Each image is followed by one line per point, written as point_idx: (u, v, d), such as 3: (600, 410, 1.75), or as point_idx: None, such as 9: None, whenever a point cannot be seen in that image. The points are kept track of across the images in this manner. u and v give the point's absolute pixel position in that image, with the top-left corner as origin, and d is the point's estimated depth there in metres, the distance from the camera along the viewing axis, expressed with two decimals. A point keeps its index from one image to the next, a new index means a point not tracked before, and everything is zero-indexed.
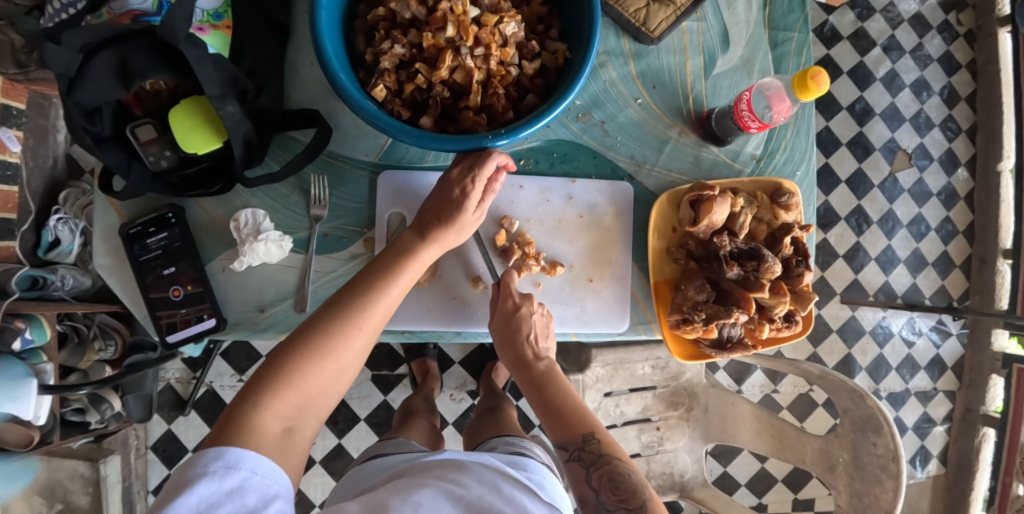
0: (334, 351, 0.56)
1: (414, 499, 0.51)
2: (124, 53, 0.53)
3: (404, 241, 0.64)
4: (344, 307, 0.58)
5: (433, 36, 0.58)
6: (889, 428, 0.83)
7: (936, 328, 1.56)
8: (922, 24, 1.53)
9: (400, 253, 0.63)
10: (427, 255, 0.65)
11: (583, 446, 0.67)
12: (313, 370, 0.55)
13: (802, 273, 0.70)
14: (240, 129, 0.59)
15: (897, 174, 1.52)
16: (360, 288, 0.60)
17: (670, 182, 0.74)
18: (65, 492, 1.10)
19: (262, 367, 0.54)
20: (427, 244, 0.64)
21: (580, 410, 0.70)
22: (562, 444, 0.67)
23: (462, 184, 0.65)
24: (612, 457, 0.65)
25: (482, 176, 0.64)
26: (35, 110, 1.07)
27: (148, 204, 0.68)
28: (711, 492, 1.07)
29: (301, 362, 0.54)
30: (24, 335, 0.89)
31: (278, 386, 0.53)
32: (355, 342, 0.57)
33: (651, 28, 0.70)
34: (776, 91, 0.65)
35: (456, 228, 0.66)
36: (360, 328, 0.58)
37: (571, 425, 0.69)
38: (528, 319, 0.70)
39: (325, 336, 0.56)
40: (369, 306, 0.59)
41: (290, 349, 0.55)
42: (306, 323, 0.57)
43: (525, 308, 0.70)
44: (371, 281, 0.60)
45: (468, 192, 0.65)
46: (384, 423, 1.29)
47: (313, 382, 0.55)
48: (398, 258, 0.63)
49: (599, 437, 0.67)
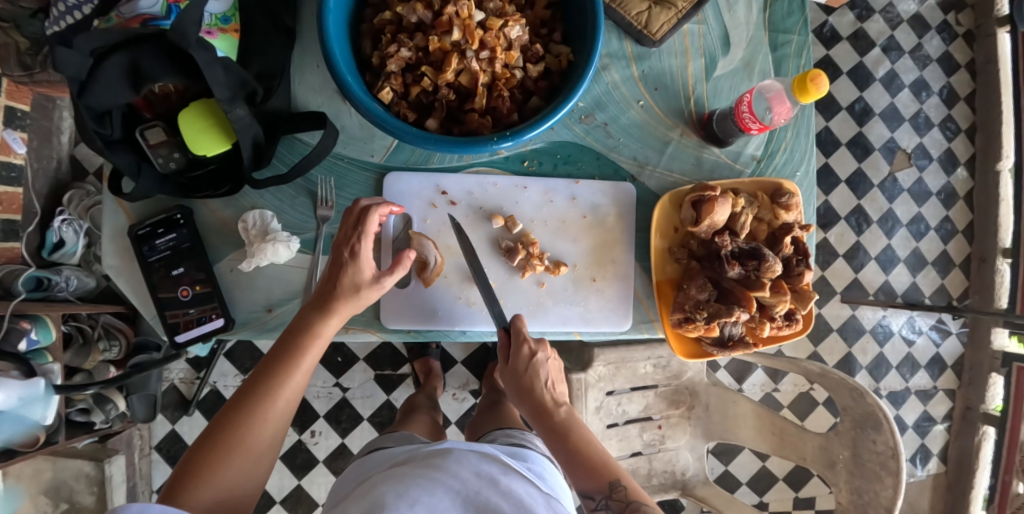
0: (242, 442, 0.57)
1: (411, 496, 0.52)
2: (135, 57, 0.54)
3: (303, 315, 0.63)
4: (245, 400, 0.58)
5: (439, 39, 0.59)
6: (889, 425, 0.84)
7: (935, 327, 1.57)
8: (921, 24, 1.54)
9: (299, 331, 0.62)
10: (330, 328, 0.64)
11: (610, 495, 0.66)
12: (221, 470, 0.56)
13: (802, 272, 0.71)
14: (249, 131, 0.60)
15: (897, 173, 1.53)
16: (261, 379, 0.60)
17: (672, 182, 0.75)
18: (70, 491, 1.11)
19: (177, 473, 0.56)
20: (324, 317, 0.63)
21: (603, 455, 0.68)
22: (589, 493, 0.66)
23: (349, 244, 0.65)
24: (641, 504, 0.65)
25: (368, 232, 0.64)
26: (39, 111, 1.08)
27: (157, 205, 0.69)
28: (712, 490, 1.08)
29: (209, 464, 0.56)
30: (31, 335, 0.90)
31: (188, 491, 0.54)
32: (262, 433, 0.58)
33: (653, 30, 0.71)
34: (776, 93, 0.66)
35: (356, 295, 0.64)
36: (265, 419, 0.59)
37: (597, 472, 0.67)
38: (544, 365, 0.72)
39: (226, 436, 0.57)
40: (268, 397, 0.59)
41: (197, 452, 0.56)
42: (212, 424, 0.59)
43: (540, 353, 0.72)
44: (272, 366, 0.60)
45: (360, 260, 0.64)
46: (387, 422, 1.30)
47: (227, 479, 0.56)
48: (294, 338, 0.62)
49: (626, 483, 0.66)
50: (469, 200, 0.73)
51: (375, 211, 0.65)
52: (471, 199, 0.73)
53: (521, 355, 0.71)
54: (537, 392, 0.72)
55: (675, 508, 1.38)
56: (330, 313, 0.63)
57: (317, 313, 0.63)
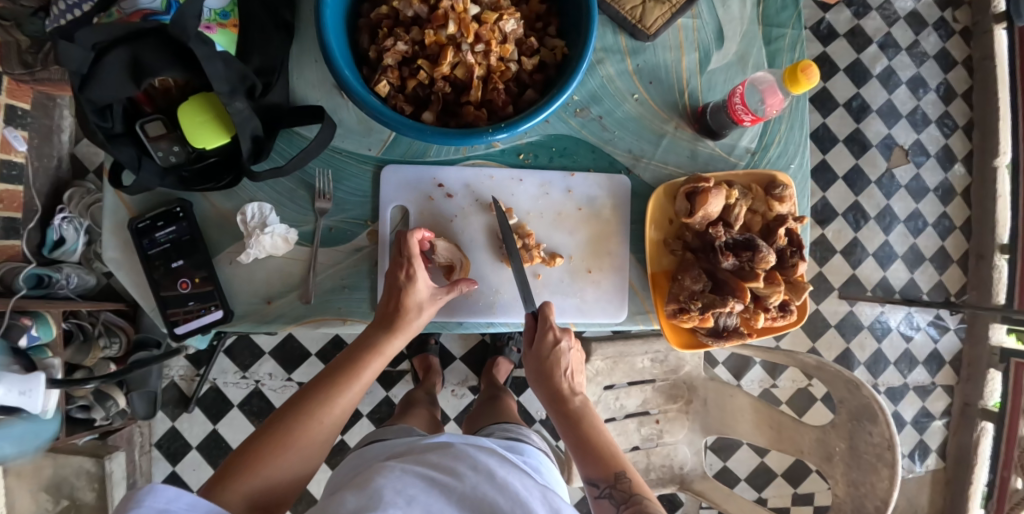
0: (297, 438, 0.60)
1: (407, 492, 0.52)
2: (136, 51, 0.55)
3: (369, 333, 0.68)
4: (308, 402, 0.62)
5: (435, 33, 0.60)
6: (884, 417, 0.85)
7: (934, 323, 1.57)
8: (918, 21, 1.55)
9: (364, 346, 0.67)
10: (391, 347, 0.68)
11: (614, 484, 0.67)
12: (274, 462, 0.58)
13: (796, 264, 0.72)
14: (248, 125, 0.61)
15: (894, 170, 1.54)
16: (325, 386, 0.64)
17: (667, 175, 0.76)
18: (71, 488, 1.11)
19: (230, 459, 0.58)
20: (388, 337, 0.67)
21: (611, 448, 0.70)
22: (594, 480, 0.68)
23: (404, 269, 0.67)
24: (643, 497, 0.65)
25: (415, 257, 0.67)
26: (40, 110, 1.08)
27: (157, 198, 0.70)
28: (710, 484, 1.08)
29: (266, 453, 0.58)
30: (31, 332, 0.90)
31: (242, 476, 0.56)
32: (315, 436, 0.61)
33: (647, 25, 0.72)
34: (769, 85, 0.66)
35: (418, 316, 0.68)
36: (323, 422, 0.62)
37: (604, 461, 0.69)
38: (565, 353, 0.74)
39: (281, 431, 0.59)
40: (329, 402, 0.63)
41: (257, 441, 0.59)
42: (268, 420, 0.61)
43: (564, 341, 0.73)
44: (337, 375, 0.65)
45: (416, 281, 0.67)
46: (387, 419, 1.31)
47: (276, 472, 0.58)
48: (359, 353, 0.67)
49: (630, 476, 0.67)
50: (466, 192, 0.74)
51: (413, 237, 0.68)
52: (468, 192, 0.74)
53: (545, 342, 0.72)
54: (557, 379, 0.75)
55: (673, 503, 1.39)
56: (395, 332, 0.67)
57: (382, 331, 0.67)
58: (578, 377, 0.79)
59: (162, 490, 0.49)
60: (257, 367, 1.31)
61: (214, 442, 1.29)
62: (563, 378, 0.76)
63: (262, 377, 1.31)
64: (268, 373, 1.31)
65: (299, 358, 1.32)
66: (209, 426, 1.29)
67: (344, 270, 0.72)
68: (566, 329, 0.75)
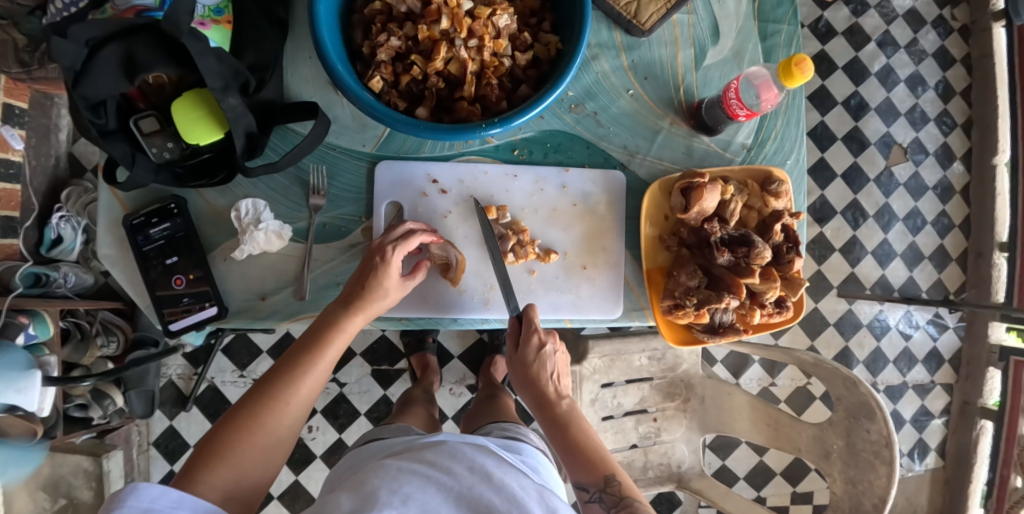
0: (263, 423, 0.58)
1: (403, 491, 0.52)
2: (130, 47, 0.56)
3: (330, 311, 0.65)
4: (271, 385, 0.60)
5: (428, 28, 0.60)
6: (881, 414, 0.85)
7: (933, 321, 1.57)
8: (916, 19, 1.55)
9: (325, 325, 0.64)
10: (354, 326, 0.66)
11: (605, 488, 0.65)
12: (241, 448, 0.56)
13: (792, 260, 0.72)
14: (242, 121, 0.60)
15: (892, 168, 1.54)
16: (288, 367, 0.61)
17: (662, 171, 0.75)
18: (69, 487, 1.11)
19: (195, 450, 0.56)
20: (352, 316, 0.65)
21: (600, 451, 0.69)
22: (583, 484, 0.66)
23: (381, 251, 0.67)
24: (633, 500, 0.64)
25: (403, 244, 0.68)
26: (38, 109, 1.08)
27: (152, 195, 0.70)
28: (708, 482, 1.08)
29: (231, 440, 0.56)
30: (28, 330, 0.90)
31: (209, 464, 0.54)
32: (282, 418, 0.59)
33: (642, 20, 0.72)
34: (764, 80, 0.66)
35: (381, 296, 0.67)
36: (289, 403, 0.59)
37: (593, 465, 0.67)
38: (549, 357, 0.75)
39: (248, 417, 0.57)
40: (295, 383, 0.60)
41: (222, 429, 0.56)
42: (233, 408, 0.59)
43: (548, 347, 0.75)
44: (300, 355, 0.62)
45: (388, 264, 0.67)
46: (384, 417, 1.30)
47: (245, 460, 0.56)
48: (321, 331, 0.64)
49: (620, 479, 0.66)
50: (460, 188, 0.74)
51: (420, 236, 0.69)
52: (462, 188, 0.74)
53: (530, 345, 0.73)
54: (542, 383, 0.76)
55: (672, 502, 1.38)
56: (357, 311, 0.65)
57: (343, 310, 0.65)
58: (565, 381, 0.79)
59: (146, 488, 0.48)
60: (254, 366, 1.31)
61: None
62: (549, 382, 0.76)
63: (259, 376, 1.31)
64: (266, 372, 1.31)
65: None
66: (207, 425, 1.29)
67: (339, 267, 0.71)
68: (556, 328, 0.75)
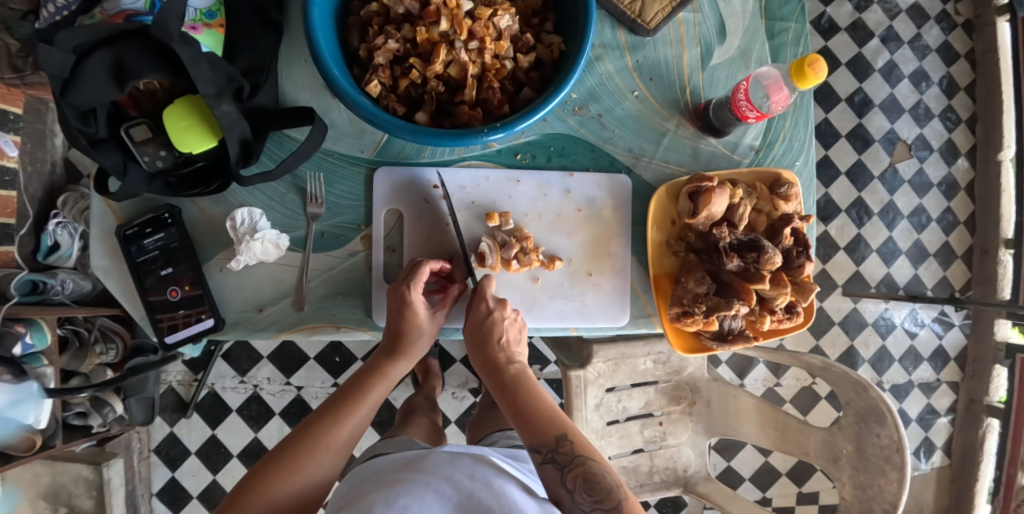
0: (303, 465, 0.62)
1: (399, 502, 0.50)
2: (119, 53, 0.52)
3: (375, 359, 0.71)
4: (314, 429, 0.65)
5: (427, 30, 0.58)
6: (892, 419, 0.83)
7: (938, 320, 1.55)
8: (920, 14, 1.53)
9: (370, 371, 0.70)
10: (396, 370, 0.71)
11: (556, 448, 0.60)
12: (276, 488, 0.60)
13: (802, 264, 0.70)
14: (236, 128, 0.58)
15: (897, 165, 1.52)
16: (330, 412, 0.66)
17: (668, 174, 0.74)
18: (70, 495, 1.10)
19: (241, 487, 0.61)
20: (393, 362, 0.70)
21: (553, 412, 0.63)
22: (533, 446, 0.61)
23: (399, 292, 0.66)
24: (586, 457, 0.59)
25: (420, 280, 0.67)
26: (32, 114, 1.05)
27: (146, 204, 0.68)
28: (715, 486, 1.06)
29: (272, 478, 0.61)
30: (25, 339, 0.88)
31: (251, 500, 0.59)
32: (323, 460, 0.64)
33: (647, 19, 0.70)
34: (774, 80, 0.64)
35: (416, 337, 0.69)
36: (330, 446, 0.64)
37: (545, 427, 0.62)
38: (500, 324, 0.69)
39: (285, 463, 0.62)
40: (337, 425, 0.65)
41: (268, 463, 0.62)
42: (277, 447, 0.64)
43: (499, 313, 0.69)
44: (345, 399, 0.68)
45: (412, 304, 0.66)
46: (387, 423, 1.29)
47: (281, 498, 0.60)
48: (368, 378, 0.70)
49: (573, 438, 0.60)
50: (462, 194, 0.72)
51: (427, 264, 0.68)
52: (464, 194, 0.72)
53: (478, 313, 0.69)
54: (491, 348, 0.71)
55: (677, 505, 1.38)
56: (399, 356, 0.70)
57: (387, 357, 0.70)
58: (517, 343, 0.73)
59: None
60: (255, 371, 1.29)
61: (214, 447, 1.28)
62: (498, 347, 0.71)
63: (260, 381, 1.29)
64: (266, 377, 1.29)
65: (298, 362, 1.30)
66: (207, 432, 1.28)
67: (338, 276, 0.70)
68: (563, 333, 0.74)
